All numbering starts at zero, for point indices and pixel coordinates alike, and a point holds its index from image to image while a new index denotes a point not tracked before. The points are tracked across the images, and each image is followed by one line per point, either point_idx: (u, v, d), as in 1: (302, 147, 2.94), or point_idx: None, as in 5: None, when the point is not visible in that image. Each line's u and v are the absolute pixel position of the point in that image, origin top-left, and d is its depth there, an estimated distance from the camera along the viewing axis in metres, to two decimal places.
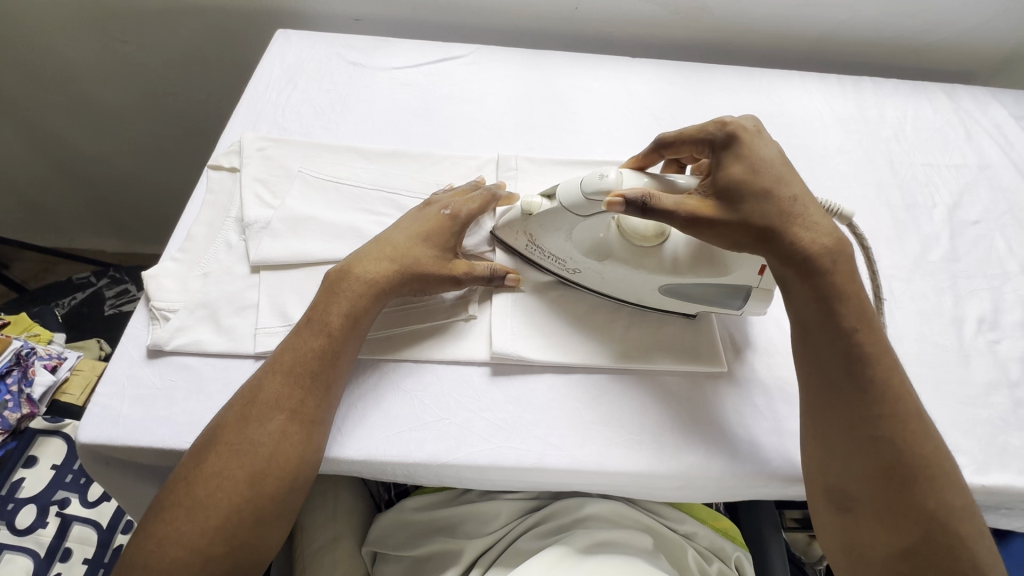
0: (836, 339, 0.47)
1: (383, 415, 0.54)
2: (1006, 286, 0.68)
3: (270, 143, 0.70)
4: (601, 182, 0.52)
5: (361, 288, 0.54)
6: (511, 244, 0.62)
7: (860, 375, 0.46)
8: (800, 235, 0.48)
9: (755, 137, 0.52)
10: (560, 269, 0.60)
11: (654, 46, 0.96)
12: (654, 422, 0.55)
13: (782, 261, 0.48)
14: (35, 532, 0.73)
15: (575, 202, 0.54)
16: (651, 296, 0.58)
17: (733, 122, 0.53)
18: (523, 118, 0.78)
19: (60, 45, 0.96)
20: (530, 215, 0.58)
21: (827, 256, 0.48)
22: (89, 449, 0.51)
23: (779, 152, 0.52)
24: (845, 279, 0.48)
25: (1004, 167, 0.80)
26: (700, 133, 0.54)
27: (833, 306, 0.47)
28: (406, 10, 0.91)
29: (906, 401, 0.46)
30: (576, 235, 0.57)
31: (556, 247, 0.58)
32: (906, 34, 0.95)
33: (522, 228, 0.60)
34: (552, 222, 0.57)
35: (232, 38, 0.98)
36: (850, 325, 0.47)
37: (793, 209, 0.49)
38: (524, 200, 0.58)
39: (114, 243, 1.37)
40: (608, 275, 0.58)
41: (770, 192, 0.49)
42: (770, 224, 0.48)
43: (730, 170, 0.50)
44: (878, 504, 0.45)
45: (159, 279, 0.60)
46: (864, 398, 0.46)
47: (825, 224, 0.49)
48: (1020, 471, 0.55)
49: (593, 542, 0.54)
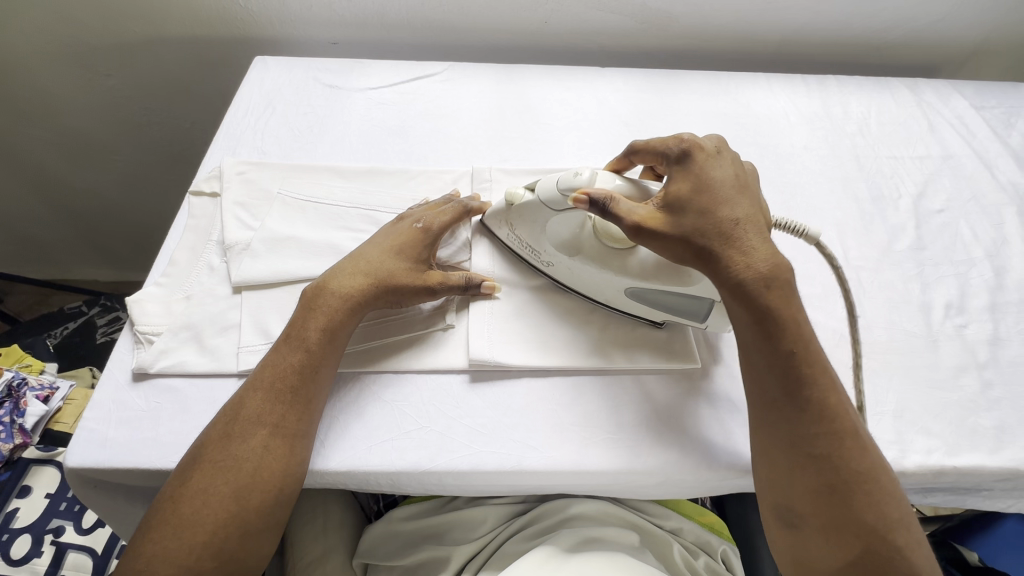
0: (778, 357, 0.48)
1: (364, 425, 0.55)
2: (972, 272, 0.70)
3: (250, 167, 0.72)
4: (574, 180, 0.55)
5: (337, 302, 0.55)
6: (496, 234, 0.64)
7: (796, 395, 0.48)
8: (734, 259, 0.49)
9: (710, 157, 0.53)
10: (537, 262, 0.62)
11: (624, 55, 0.99)
12: (631, 420, 0.57)
13: (717, 280, 0.50)
14: (30, 561, 0.74)
15: (550, 195, 0.57)
16: (617, 297, 0.59)
17: (690, 141, 0.55)
18: (496, 130, 0.80)
19: (44, 81, 0.98)
20: (512, 206, 0.61)
21: (760, 282, 0.48)
22: (76, 473, 0.52)
23: (732, 174, 0.53)
24: (783, 303, 0.48)
25: (967, 156, 0.82)
26: (661, 149, 0.56)
27: (769, 329, 0.48)
28: (382, 32, 0.93)
29: (850, 417, 0.48)
30: (551, 229, 0.59)
31: (533, 238, 0.60)
32: (867, 32, 0.97)
33: (506, 219, 0.62)
34: (530, 213, 0.60)
35: (211, 66, 1.00)
36: (788, 346, 0.48)
37: (732, 232, 0.50)
38: (509, 191, 0.61)
39: (104, 272, 1.38)
40: (579, 271, 0.59)
41: (710, 214, 0.50)
42: (705, 245, 0.50)
43: (676, 189, 0.52)
44: (820, 519, 0.46)
45: (143, 304, 0.61)
46: (803, 417, 0.47)
47: (763, 249, 0.49)
48: (989, 451, 0.56)
49: (579, 541, 0.55)
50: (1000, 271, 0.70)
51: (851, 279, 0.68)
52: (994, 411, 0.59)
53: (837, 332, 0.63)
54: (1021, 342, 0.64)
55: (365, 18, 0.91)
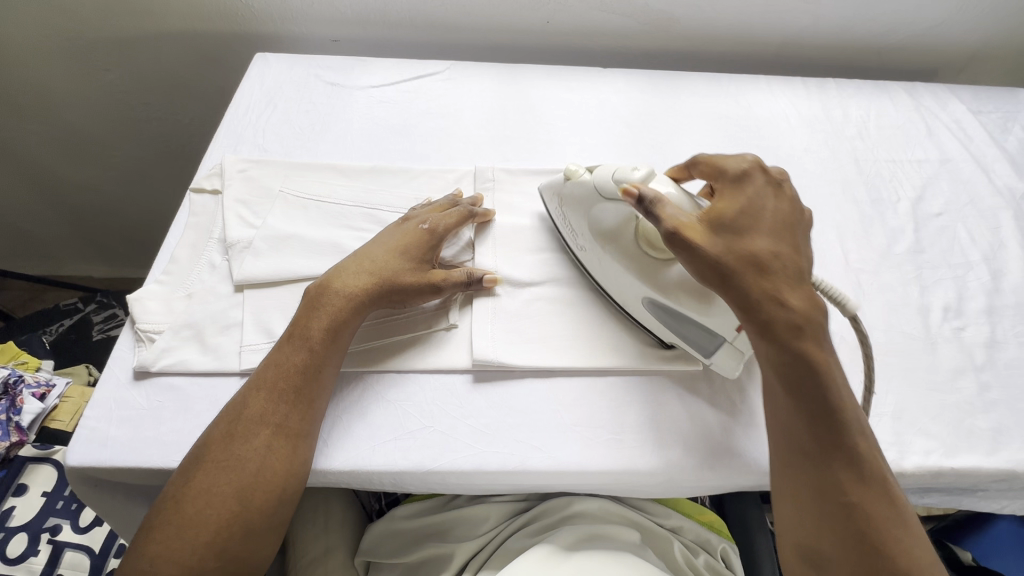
0: (797, 388, 0.48)
1: (367, 425, 0.55)
2: (969, 275, 0.71)
3: (252, 165, 0.71)
4: (629, 175, 0.55)
5: (340, 302, 0.55)
6: (548, 208, 0.66)
7: (824, 439, 0.46)
8: (765, 289, 0.49)
9: (762, 189, 0.54)
10: (575, 245, 0.63)
11: (625, 55, 0.99)
12: (634, 420, 0.57)
13: (743, 305, 0.49)
14: (26, 560, 0.73)
15: (604, 183, 0.57)
16: (634, 303, 0.58)
17: (751, 168, 0.55)
18: (498, 130, 0.80)
19: (41, 75, 0.97)
20: (568, 181, 0.61)
21: (793, 321, 0.48)
22: (77, 472, 0.51)
23: (779, 210, 0.53)
24: (816, 347, 0.48)
25: (964, 160, 0.83)
26: (721, 167, 0.56)
27: (799, 371, 0.47)
28: (384, 29, 0.93)
29: (870, 454, 0.46)
30: (594, 215, 0.59)
31: (576, 221, 0.61)
32: (868, 36, 0.98)
33: (557, 195, 0.63)
34: (582, 195, 0.60)
35: (211, 61, 0.99)
36: (817, 389, 0.47)
37: (767, 265, 0.50)
38: (569, 165, 0.62)
39: (101, 269, 1.37)
40: (605, 266, 0.59)
41: (747, 241, 0.50)
42: (736, 270, 0.49)
43: (722, 210, 0.52)
44: (847, 562, 0.44)
45: (144, 302, 0.60)
46: (819, 452, 0.47)
47: (797, 287, 0.49)
48: (986, 452, 0.57)
49: (581, 538, 0.55)
50: (996, 274, 0.71)
51: (851, 282, 0.69)
52: (991, 413, 0.60)
53: (837, 334, 0.64)
54: (1017, 345, 0.65)
55: (366, 15, 0.90)
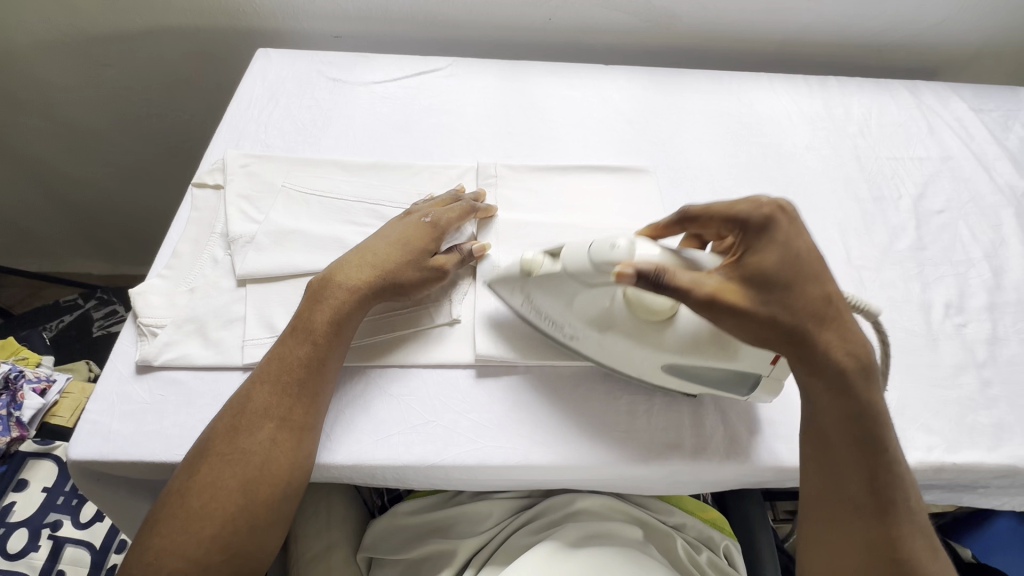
0: (856, 439, 0.46)
1: (370, 419, 0.55)
2: (971, 272, 0.71)
3: (254, 160, 0.71)
4: (611, 253, 0.48)
5: (343, 294, 0.55)
6: (506, 298, 0.59)
7: (880, 494, 0.46)
8: (831, 344, 0.46)
9: (794, 224, 0.48)
10: (559, 335, 0.56)
11: (627, 52, 0.99)
12: (637, 417, 0.57)
13: (813, 365, 0.46)
14: (26, 555, 0.73)
15: (579, 267, 0.50)
16: (653, 373, 0.53)
17: (771, 204, 0.48)
18: (500, 127, 0.80)
19: (41, 69, 0.97)
20: (531, 274, 0.54)
21: (860, 372, 0.46)
22: (79, 466, 0.51)
23: (818, 243, 0.48)
24: (877, 396, 0.47)
25: (965, 158, 0.83)
26: (734, 209, 0.49)
27: (864, 424, 0.46)
28: (385, 26, 0.93)
29: (914, 503, 0.47)
30: (578, 302, 0.52)
31: (556, 312, 0.54)
32: (869, 34, 0.98)
33: (521, 288, 0.56)
34: (553, 283, 0.53)
35: (212, 56, 0.99)
36: (881, 441, 0.46)
37: (827, 313, 0.46)
38: (524, 256, 0.55)
39: (100, 266, 1.37)
40: (609, 346, 0.53)
41: (802, 293, 0.46)
42: (802, 330, 0.46)
43: (765, 261, 0.46)
44: None
45: (146, 296, 0.60)
46: (869, 501, 0.46)
47: (858, 330, 0.47)
48: (988, 448, 0.57)
49: (584, 535, 0.55)
50: (998, 272, 0.71)
51: (853, 278, 0.69)
52: (992, 409, 0.60)
53: None
54: (1018, 341, 0.65)
55: (368, 11, 0.90)
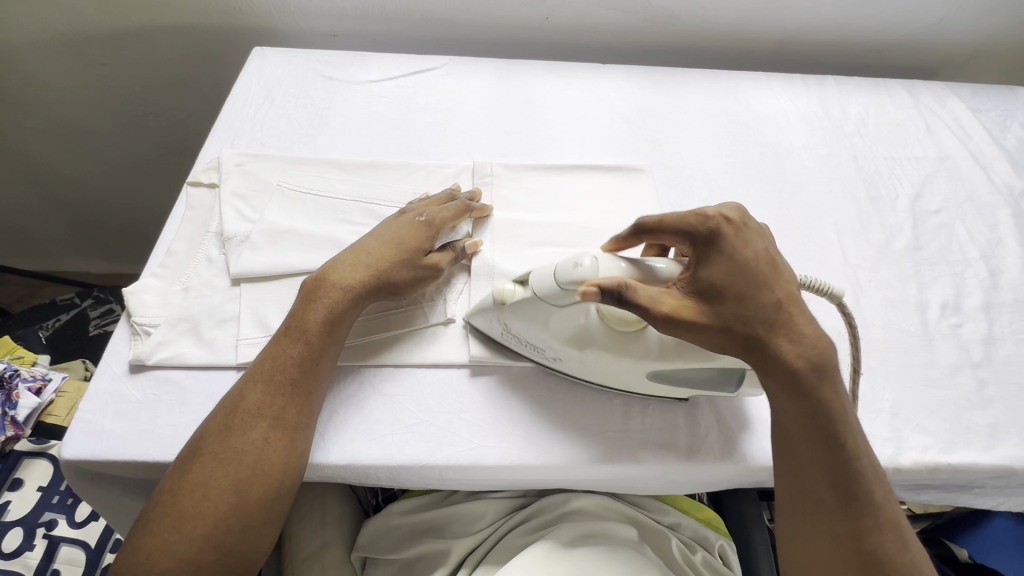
0: (819, 440, 0.46)
1: (364, 418, 0.55)
2: (967, 272, 0.71)
3: (249, 159, 0.71)
4: (574, 272, 0.47)
5: (337, 294, 0.55)
6: (479, 326, 0.58)
7: (845, 490, 0.45)
8: (783, 348, 0.47)
9: (739, 236, 0.48)
10: (540, 356, 0.56)
11: (625, 51, 0.99)
12: (630, 417, 0.57)
13: (764, 370, 0.47)
14: (21, 555, 0.73)
15: (548, 290, 0.50)
16: (638, 381, 0.54)
17: (715, 218, 0.48)
18: (497, 126, 0.80)
19: (37, 68, 0.96)
20: (504, 303, 0.54)
21: (813, 373, 0.47)
22: (72, 465, 0.51)
23: (762, 252, 0.49)
24: (834, 397, 0.47)
25: (963, 158, 0.83)
26: (681, 225, 0.48)
27: (822, 424, 0.46)
28: (382, 25, 0.92)
29: (886, 505, 0.46)
30: (553, 324, 0.52)
31: (534, 336, 0.54)
32: (867, 34, 0.98)
33: (496, 317, 0.55)
34: (527, 309, 0.52)
35: (209, 55, 0.99)
36: (840, 439, 0.46)
37: (777, 318, 0.47)
38: (496, 287, 0.54)
39: (98, 265, 1.37)
40: (591, 363, 0.53)
41: (750, 303, 0.47)
42: (751, 336, 0.46)
43: (711, 273, 0.47)
44: None
45: (140, 295, 0.60)
46: (837, 503, 0.45)
47: (811, 332, 0.48)
48: (983, 448, 0.57)
49: (578, 535, 0.55)
50: (995, 271, 0.71)
51: (849, 278, 0.69)
52: (988, 410, 0.60)
53: (834, 329, 0.64)
54: (1015, 342, 0.65)
55: (365, 10, 0.90)
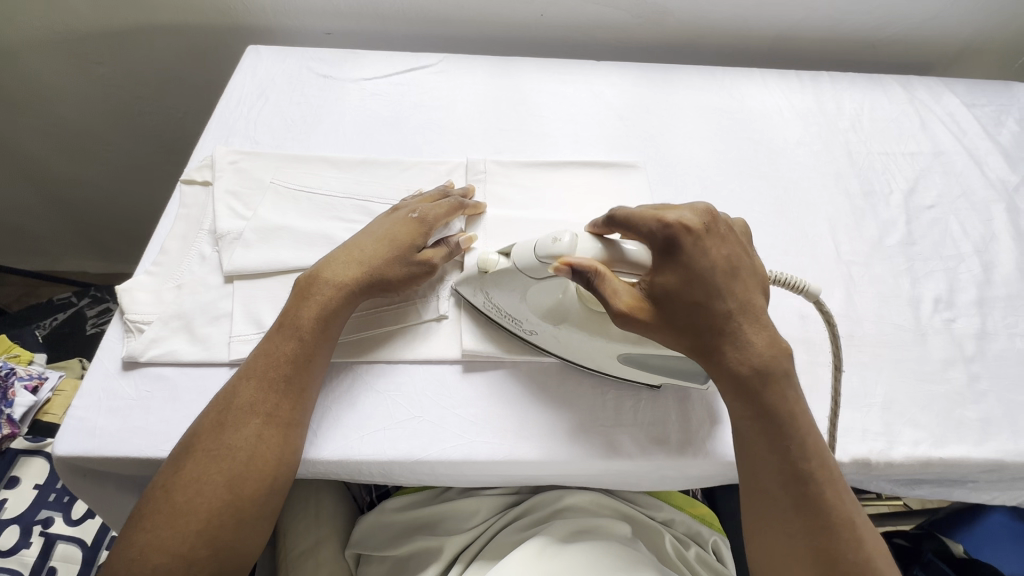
0: (770, 439, 0.47)
1: (356, 414, 0.55)
2: (961, 267, 0.71)
3: (243, 156, 0.71)
4: (553, 247, 0.48)
5: (329, 291, 0.55)
6: (468, 297, 0.59)
7: (796, 489, 0.46)
8: (727, 355, 0.47)
9: (699, 242, 0.47)
10: (518, 329, 0.57)
11: (620, 48, 0.99)
12: (622, 412, 0.57)
13: (710, 373, 0.49)
14: (18, 552, 0.73)
15: (528, 263, 0.51)
16: (608, 363, 0.55)
17: (675, 225, 0.47)
18: (490, 123, 0.80)
19: (31, 66, 0.96)
20: (486, 271, 0.55)
21: (756, 377, 0.47)
22: (65, 461, 0.51)
23: (720, 260, 0.48)
24: (781, 397, 0.47)
25: (957, 153, 0.83)
26: (643, 228, 0.48)
27: (767, 423, 0.47)
28: (377, 22, 0.92)
29: (842, 505, 0.46)
30: (531, 296, 0.53)
31: (512, 307, 0.55)
32: (862, 30, 0.98)
33: (478, 286, 0.57)
34: (507, 281, 0.54)
35: (204, 54, 0.99)
36: (785, 438, 0.47)
37: (726, 325, 0.47)
38: (481, 255, 0.55)
39: (96, 264, 1.37)
40: (565, 339, 0.54)
41: (701, 312, 0.47)
42: (700, 340, 0.47)
43: (665, 280, 0.47)
44: None
45: (133, 293, 0.60)
46: (793, 503, 0.45)
47: (761, 340, 0.48)
48: (976, 443, 0.57)
49: (570, 532, 0.55)
50: (987, 267, 0.71)
51: (843, 274, 0.69)
52: (980, 404, 0.60)
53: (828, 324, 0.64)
54: (1008, 336, 0.65)
55: (359, 8, 0.90)
